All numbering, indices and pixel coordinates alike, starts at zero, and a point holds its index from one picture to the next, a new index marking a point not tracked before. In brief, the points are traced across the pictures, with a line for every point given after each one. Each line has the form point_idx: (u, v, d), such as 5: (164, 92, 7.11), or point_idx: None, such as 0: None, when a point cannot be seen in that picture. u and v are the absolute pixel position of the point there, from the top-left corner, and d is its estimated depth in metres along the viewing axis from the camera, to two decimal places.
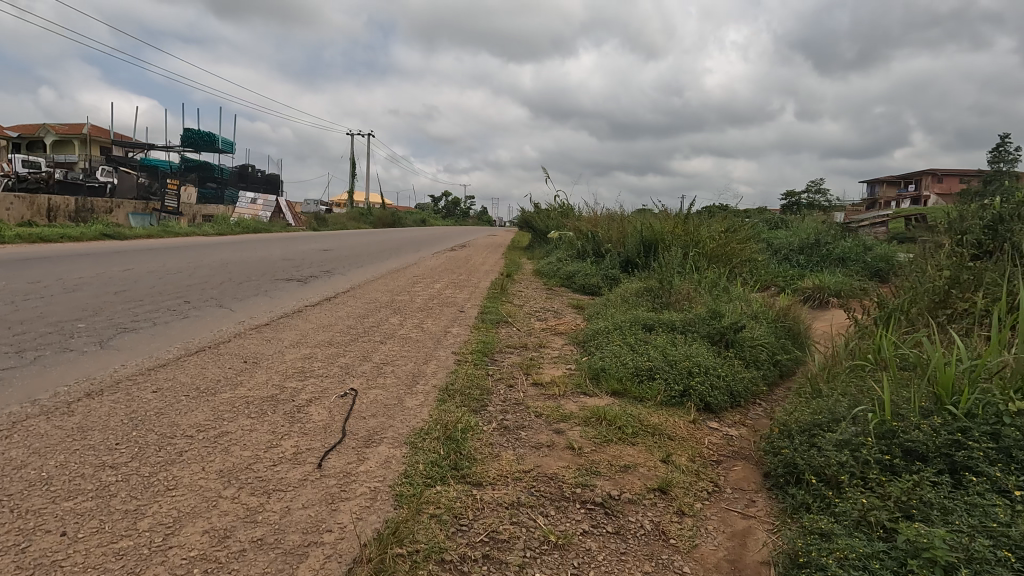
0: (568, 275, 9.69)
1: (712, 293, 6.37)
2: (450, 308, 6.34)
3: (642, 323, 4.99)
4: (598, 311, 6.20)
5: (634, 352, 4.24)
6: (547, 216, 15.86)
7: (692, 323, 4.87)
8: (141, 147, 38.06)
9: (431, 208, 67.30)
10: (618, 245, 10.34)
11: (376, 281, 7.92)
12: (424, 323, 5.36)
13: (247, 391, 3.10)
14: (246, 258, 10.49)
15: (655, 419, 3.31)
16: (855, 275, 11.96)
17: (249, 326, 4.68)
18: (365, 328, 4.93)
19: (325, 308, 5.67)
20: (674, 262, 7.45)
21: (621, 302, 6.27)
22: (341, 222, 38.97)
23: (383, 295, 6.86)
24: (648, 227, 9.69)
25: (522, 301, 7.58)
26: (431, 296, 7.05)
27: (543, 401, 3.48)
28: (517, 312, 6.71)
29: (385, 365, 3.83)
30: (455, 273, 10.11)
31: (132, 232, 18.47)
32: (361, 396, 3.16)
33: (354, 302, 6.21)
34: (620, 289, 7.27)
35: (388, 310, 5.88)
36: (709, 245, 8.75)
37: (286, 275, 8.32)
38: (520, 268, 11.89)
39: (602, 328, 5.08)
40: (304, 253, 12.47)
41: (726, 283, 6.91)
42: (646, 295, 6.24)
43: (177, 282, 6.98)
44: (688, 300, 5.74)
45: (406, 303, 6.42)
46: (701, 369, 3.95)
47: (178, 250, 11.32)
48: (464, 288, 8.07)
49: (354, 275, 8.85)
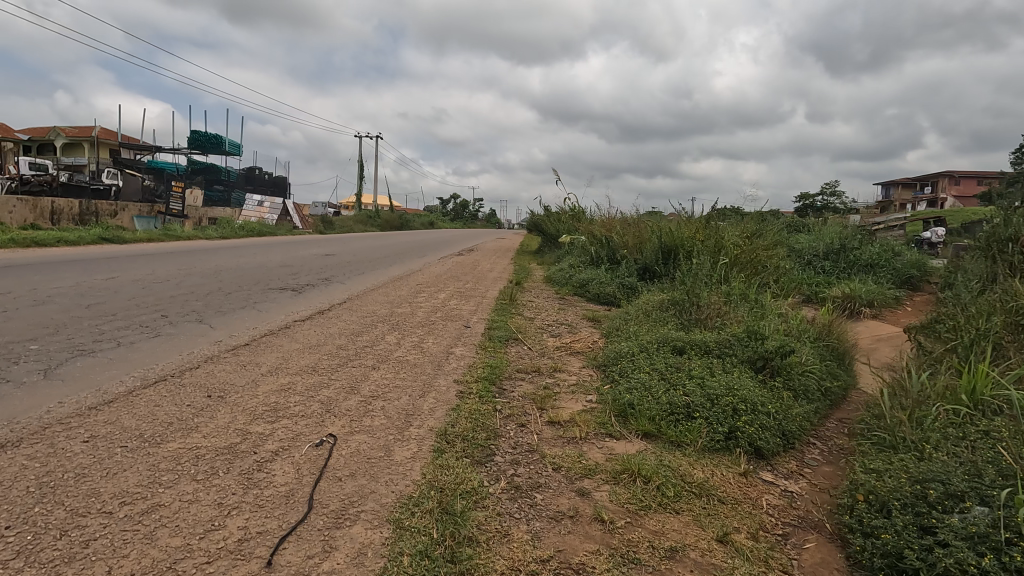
0: (582, 284, 9.10)
1: (745, 308, 5.74)
2: (454, 323, 5.75)
3: (671, 344, 4.39)
4: (618, 327, 5.60)
5: (667, 382, 3.64)
6: (557, 219, 15.22)
7: (729, 345, 4.26)
8: (149, 150, 37.97)
9: (439, 211, 66.89)
10: (634, 251, 9.70)
11: (375, 291, 7.36)
12: (425, 342, 4.79)
13: (200, 439, 2.54)
14: (242, 264, 10.00)
15: (699, 473, 2.71)
16: (885, 282, 11.27)
17: (225, 347, 4.13)
18: (357, 350, 4.37)
19: (314, 325, 5.12)
20: (699, 271, 6.83)
21: (643, 317, 5.66)
22: (348, 224, 38.57)
23: (382, 307, 6.29)
24: (667, 232, 9.05)
25: (532, 313, 6.99)
26: (435, 308, 6.47)
27: (560, 448, 2.89)
28: (527, 326, 6.12)
29: (375, 399, 3.26)
30: (462, 280, 9.54)
31: (133, 236, 18.07)
32: (339, 445, 2.58)
33: (349, 316, 5.65)
34: (641, 300, 6.66)
35: (385, 326, 5.30)
36: (735, 251, 8.10)
37: (281, 284, 7.81)
38: (530, 274, 11.31)
39: (624, 349, 4.50)
40: (304, 258, 11.97)
41: (758, 295, 6.30)
42: (671, 310, 5.63)
43: (160, 292, 6.47)
44: (720, 318, 5.13)
45: (406, 317, 5.85)
46: (747, 405, 3.33)
47: (173, 255, 10.85)
48: (470, 298, 7.49)
49: (353, 283, 8.32)
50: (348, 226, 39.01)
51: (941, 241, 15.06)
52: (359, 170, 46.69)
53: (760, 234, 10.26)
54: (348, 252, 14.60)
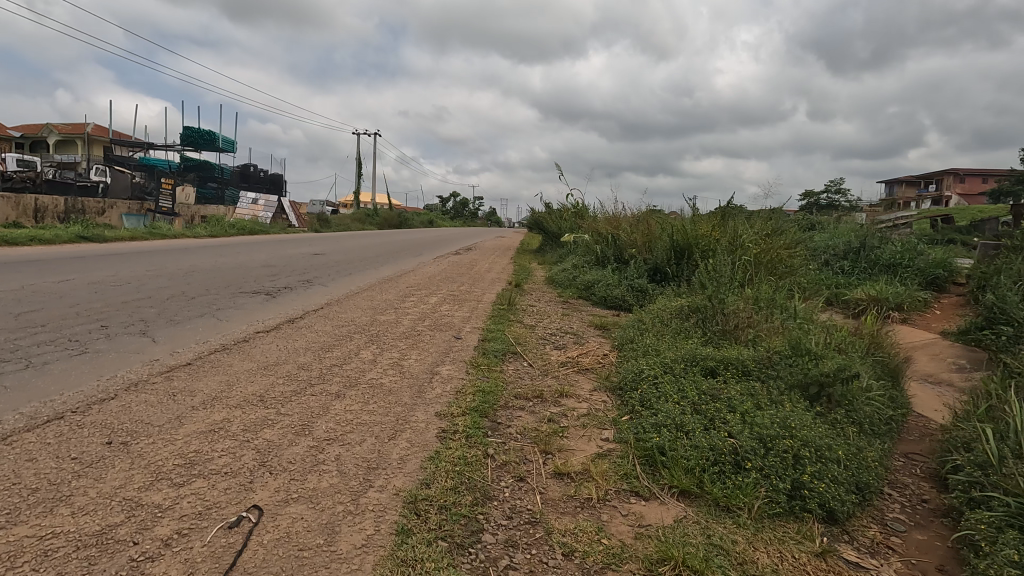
0: (586, 285, 8.39)
1: (777, 316, 4.99)
2: (442, 333, 5.00)
3: (699, 363, 3.65)
4: (632, 339, 4.85)
5: (702, 416, 2.90)
6: (560, 217, 14.44)
7: (772, 364, 3.53)
8: (142, 147, 37.27)
9: (438, 209, 66.13)
10: (643, 250, 8.93)
11: (358, 296, 6.61)
12: (406, 359, 4.05)
13: (64, 520, 1.79)
14: (219, 264, 9.25)
15: (766, 559, 1.96)
16: (909, 283, 10.51)
17: (159, 369, 3.39)
18: (322, 371, 3.62)
19: (278, 339, 4.37)
20: (719, 273, 6.08)
21: (660, 326, 4.92)
22: (345, 223, 37.82)
23: (363, 315, 5.54)
24: (680, 230, 8.29)
25: (533, 320, 6.24)
26: (423, 316, 5.73)
27: (572, 518, 2.14)
28: (527, 336, 5.36)
29: (330, 444, 2.51)
30: (456, 282, 8.80)
31: (115, 234, 17.27)
32: (262, 527, 1.83)
33: (322, 327, 4.91)
34: (655, 306, 5.92)
35: (362, 340, 4.55)
36: (756, 250, 7.33)
37: (254, 286, 7.04)
38: (530, 275, 10.59)
39: (643, 367, 3.76)
40: (290, 258, 11.24)
41: (789, 302, 5.54)
42: (693, 319, 4.89)
43: (112, 297, 5.72)
44: (754, 329, 4.39)
45: (389, 327, 5.10)
46: (812, 448, 2.58)
47: (148, 254, 10.10)
48: (464, 303, 6.73)
49: (336, 286, 7.56)
50: (345, 224, 38.22)
51: (962, 239, 14.29)
52: (358, 167, 45.86)
53: (779, 233, 9.51)
54: (339, 251, 13.87)
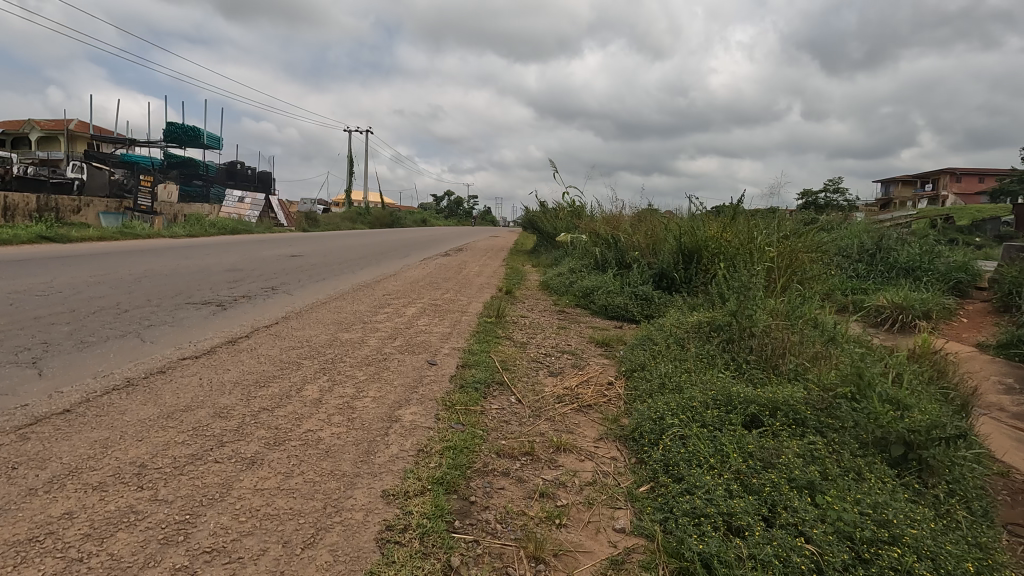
0: (585, 292, 7.61)
1: (815, 335, 4.15)
2: (414, 358, 4.14)
3: (735, 406, 2.83)
4: (643, 364, 4.02)
5: (756, 498, 2.08)
6: (556, 215, 13.58)
7: (832, 408, 2.72)
8: (126, 143, 36.21)
9: (432, 208, 65.05)
10: (648, 254, 8.08)
11: (323, 308, 5.74)
12: (361, 397, 3.20)
13: None
14: (179, 268, 8.36)
15: None
16: (933, 288, 9.66)
17: (14, 424, 2.50)
18: (244, 421, 2.75)
19: (204, 370, 3.49)
20: (739, 281, 5.24)
21: (675, 348, 4.09)
22: (335, 223, 36.84)
23: (322, 333, 4.66)
24: (688, 232, 7.45)
25: (525, 336, 5.39)
26: (395, 334, 4.85)
27: None
28: (517, 358, 4.51)
29: (207, 564, 1.65)
30: (440, 288, 7.95)
31: (85, 233, 16.32)
32: None
33: (268, 351, 4.04)
34: (666, 321, 5.09)
35: (312, 369, 3.67)
36: (776, 253, 6.49)
37: (207, 296, 6.18)
38: (523, 280, 9.75)
39: (662, 409, 2.93)
40: (262, 260, 10.37)
41: (823, 318, 4.72)
42: (715, 341, 4.06)
43: (26, 311, 4.84)
44: (794, 353, 3.58)
45: (350, 350, 4.23)
46: (926, 560, 1.75)
47: (102, 256, 9.18)
48: (447, 316, 5.85)
49: (303, 294, 6.70)
50: (335, 224, 37.21)
51: (980, 241, 13.46)
52: (349, 165, 44.83)
53: (794, 233, 8.69)
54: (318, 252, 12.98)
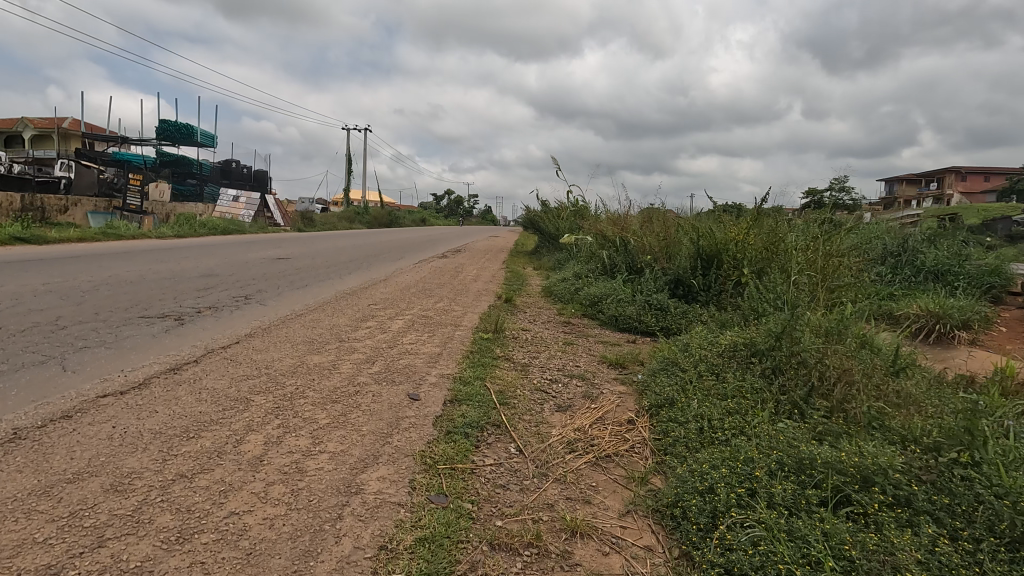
0: (592, 300, 6.94)
1: (878, 363, 3.43)
2: (394, 390, 3.42)
3: (809, 476, 2.13)
4: (671, 398, 3.32)
5: None
6: (558, 216, 12.85)
7: (943, 480, 2.02)
8: (119, 141, 35.59)
9: (432, 208, 64.33)
10: (661, 258, 7.35)
11: (296, 322, 5.03)
12: (317, 453, 2.48)
13: None
14: (148, 273, 7.65)
15: None
16: (966, 292, 8.87)
17: None
18: (148, 496, 2.03)
19: (124, 413, 2.78)
20: (774, 291, 4.53)
21: (711, 379, 3.38)
22: (331, 223, 36.13)
23: (287, 357, 3.94)
24: (706, 235, 6.74)
25: (527, 355, 4.69)
26: (375, 356, 4.14)
27: None
28: (518, 386, 3.79)
29: None
30: (433, 296, 7.24)
31: (66, 234, 15.62)
32: None
33: (214, 382, 3.31)
34: (690, 340, 4.38)
35: (263, 408, 2.96)
36: (807, 258, 5.76)
37: (167, 307, 5.47)
38: (524, 285, 9.05)
39: (709, 473, 2.22)
40: (244, 263, 9.68)
41: (877, 340, 4.00)
42: (757, 371, 3.36)
43: None
44: (863, 391, 2.88)
45: (317, 379, 3.52)
46: None
47: (69, 260, 8.51)
48: (437, 331, 5.15)
49: (277, 304, 6.00)
50: (332, 224, 36.43)
51: (1008, 241, 12.61)
52: (347, 164, 44.12)
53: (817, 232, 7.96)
54: (306, 254, 12.27)
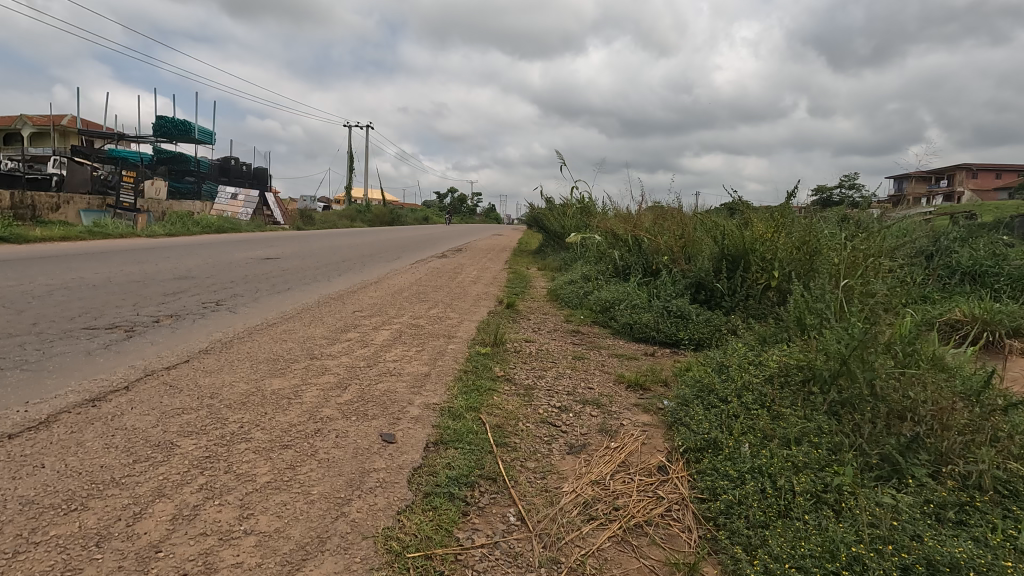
0: (603, 305, 6.25)
1: (971, 392, 2.73)
2: (364, 427, 2.72)
3: None
4: (714, 439, 2.64)
5: None
6: (563, 213, 12.15)
7: None
8: (117, 139, 35.09)
9: (435, 206, 63.72)
10: (680, 259, 6.64)
11: (264, 336, 4.34)
12: (235, 536, 1.79)
13: None
14: (114, 276, 6.98)
15: None
16: (1012, 294, 8.04)
17: None
18: None
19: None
20: (822, 298, 3.83)
21: (764, 416, 2.69)
22: (332, 222, 35.56)
23: (241, 382, 3.25)
24: (731, 233, 6.03)
25: (531, 374, 4.00)
26: (350, 379, 3.45)
27: None
28: (519, 419, 3.09)
29: None
30: (426, 301, 6.55)
31: (52, 233, 14.97)
32: None
33: (137, 420, 2.62)
34: (725, 358, 3.69)
35: (188, 459, 2.27)
36: (850, 259, 5.03)
37: (120, 316, 4.79)
38: (528, 287, 8.37)
39: None
40: (227, 265, 9.02)
41: (954, 361, 3.29)
42: (822, 406, 2.67)
43: None
44: (978, 443, 2.19)
45: (271, 412, 2.82)
46: None
47: (35, 261, 7.88)
48: (427, 345, 4.46)
49: (249, 312, 5.32)
50: (333, 222, 35.77)
51: None
52: (348, 163, 43.52)
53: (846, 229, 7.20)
54: (298, 254, 11.63)
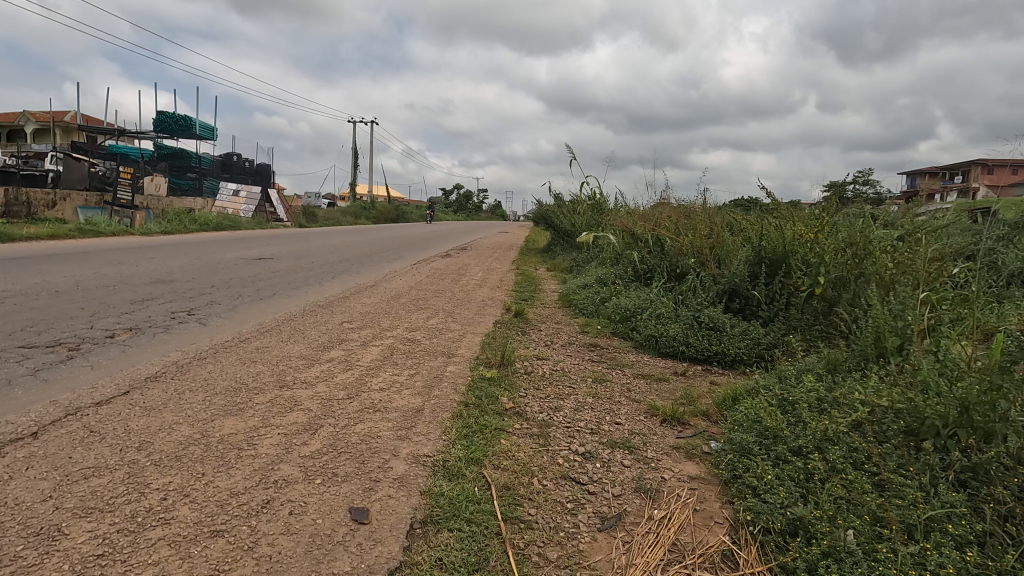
0: (622, 314, 5.55)
1: None
2: (328, 498, 2.04)
3: None
4: (800, 517, 1.94)
5: None
6: (574, 210, 11.43)
7: None
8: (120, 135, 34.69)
9: (441, 202, 63.12)
10: (710, 263, 5.91)
11: (229, 357, 3.68)
12: None
13: None
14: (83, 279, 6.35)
15: None
16: None
17: None
18: None
19: None
20: (903, 317, 3.12)
21: (866, 485, 2.01)
22: (335, 219, 35.04)
23: (184, 424, 2.58)
24: (769, 233, 5.31)
25: (544, 406, 3.31)
26: (323, 418, 2.77)
27: None
28: (531, 476, 2.40)
29: None
30: (425, 308, 5.88)
31: (42, 229, 14.46)
32: None
33: (25, 490, 1.96)
34: (786, 391, 2.97)
35: (68, 563, 1.60)
36: (916, 265, 4.31)
37: (70, 331, 4.14)
38: (537, 291, 7.70)
39: None
40: (215, 266, 8.40)
41: None
42: (946, 475, 1.99)
43: None
44: None
45: (209, 474, 2.15)
46: None
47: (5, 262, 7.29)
48: (422, 367, 3.79)
49: (220, 324, 4.66)
50: (336, 219, 35.23)
51: None
52: (353, 159, 42.96)
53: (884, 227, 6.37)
54: (294, 253, 11.03)
